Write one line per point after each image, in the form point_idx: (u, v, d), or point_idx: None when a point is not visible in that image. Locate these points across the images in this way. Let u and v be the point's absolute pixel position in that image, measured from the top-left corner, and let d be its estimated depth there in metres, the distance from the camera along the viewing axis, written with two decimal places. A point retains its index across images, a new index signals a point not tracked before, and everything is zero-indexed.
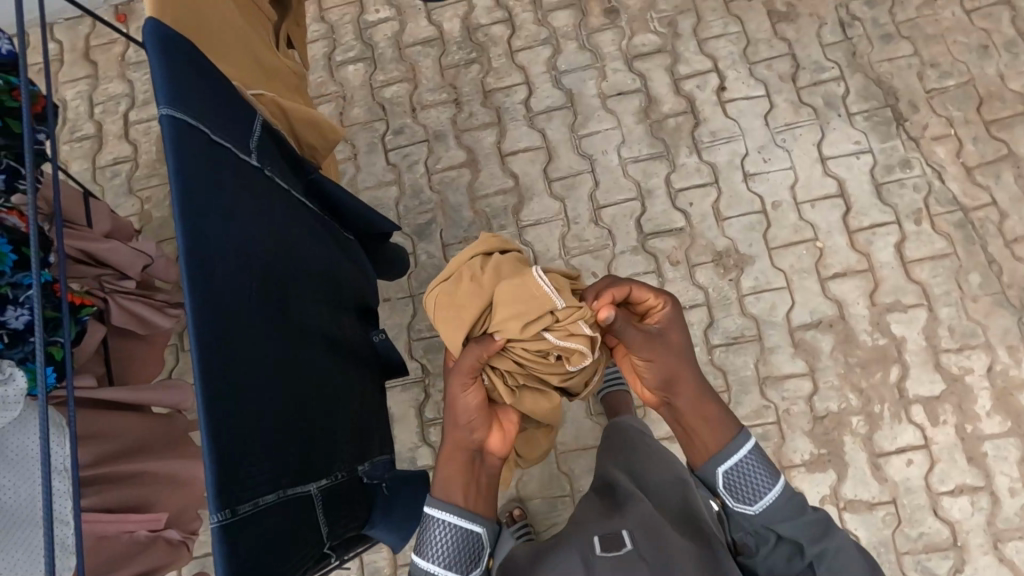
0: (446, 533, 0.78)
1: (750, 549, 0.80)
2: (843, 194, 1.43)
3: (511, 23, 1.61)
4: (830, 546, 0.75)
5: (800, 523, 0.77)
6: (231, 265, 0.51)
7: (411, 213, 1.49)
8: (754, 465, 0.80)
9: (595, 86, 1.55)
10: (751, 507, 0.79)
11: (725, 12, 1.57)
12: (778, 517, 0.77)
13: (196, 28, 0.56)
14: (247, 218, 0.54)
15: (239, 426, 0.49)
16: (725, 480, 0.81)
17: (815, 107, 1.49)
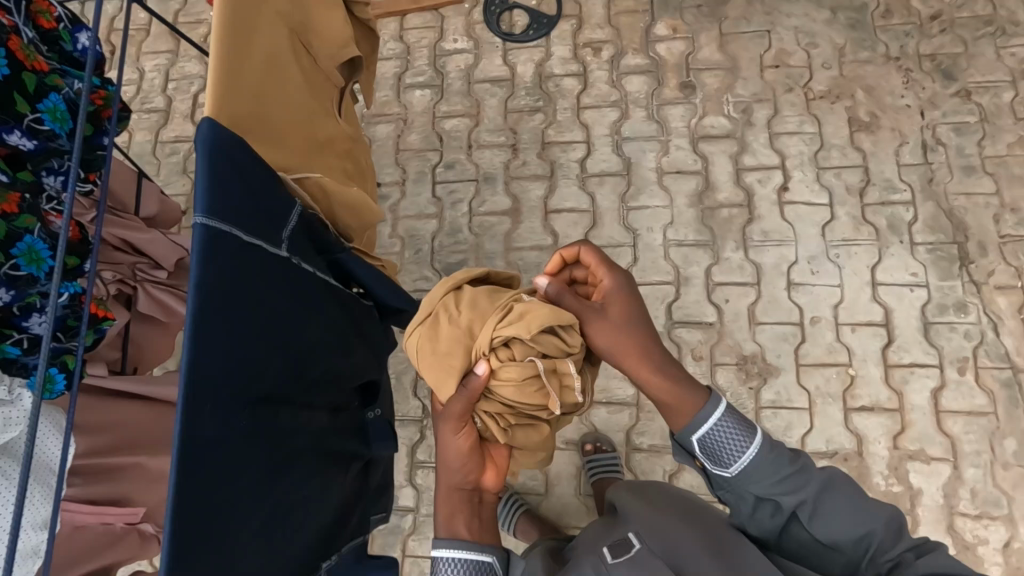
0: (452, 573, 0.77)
1: (735, 514, 0.76)
2: (888, 325, 1.36)
3: (584, 78, 1.59)
4: (812, 498, 0.71)
5: (787, 475, 0.72)
6: (227, 387, 0.53)
7: (445, 250, 1.48)
8: (730, 429, 0.74)
9: (654, 159, 1.51)
10: (732, 471, 0.74)
11: (804, 109, 1.52)
12: (767, 474, 0.72)
13: (253, 125, 0.60)
14: (259, 337, 0.57)
15: (203, 555, 0.49)
16: (702, 446, 0.76)
17: (877, 228, 1.42)
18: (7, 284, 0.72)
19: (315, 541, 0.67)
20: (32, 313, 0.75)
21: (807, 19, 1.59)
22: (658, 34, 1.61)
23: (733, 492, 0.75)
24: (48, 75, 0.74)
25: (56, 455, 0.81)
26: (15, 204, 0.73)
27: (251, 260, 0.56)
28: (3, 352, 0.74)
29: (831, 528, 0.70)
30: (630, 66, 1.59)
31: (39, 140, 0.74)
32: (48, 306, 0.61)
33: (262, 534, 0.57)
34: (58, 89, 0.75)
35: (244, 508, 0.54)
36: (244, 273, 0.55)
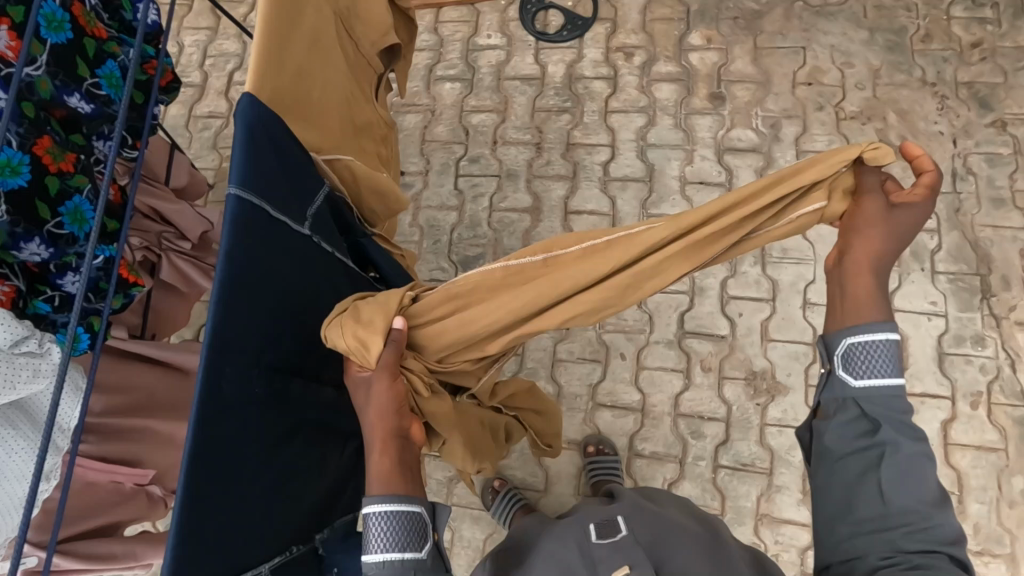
0: (382, 529, 0.66)
1: (824, 425, 0.70)
2: (902, 352, 1.35)
3: (614, 82, 1.60)
4: (907, 448, 0.65)
5: (900, 421, 0.66)
6: (245, 355, 0.54)
7: (463, 242, 1.50)
8: (883, 352, 0.67)
9: (678, 168, 1.51)
10: (857, 377, 0.68)
11: (833, 129, 1.51)
12: (877, 414, 0.67)
13: (291, 104, 0.62)
14: (277, 309, 0.59)
15: (211, 514, 0.51)
16: (846, 350, 0.68)
17: (899, 253, 1.41)
18: (48, 242, 0.75)
19: (311, 513, 0.69)
20: (68, 272, 0.78)
21: (844, 38, 1.58)
22: (692, 43, 1.61)
23: (838, 395, 0.70)
24: (107, 43, 0.78)
25: (73, 416, 0.84)
26: (71, 164, 0.75)
27: (276, 235, 0.57)
28: (35, 307, 0.77)
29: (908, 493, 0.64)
30: (661, 73, 1.59)
31: (96, 105, 0.78)
32: (83, 267, 0.65)
33: (264, 500, 0.59)
34: (115, 56, 0.80)
35: (251, 473, 0.56)
36: (269, 247, 0.56)
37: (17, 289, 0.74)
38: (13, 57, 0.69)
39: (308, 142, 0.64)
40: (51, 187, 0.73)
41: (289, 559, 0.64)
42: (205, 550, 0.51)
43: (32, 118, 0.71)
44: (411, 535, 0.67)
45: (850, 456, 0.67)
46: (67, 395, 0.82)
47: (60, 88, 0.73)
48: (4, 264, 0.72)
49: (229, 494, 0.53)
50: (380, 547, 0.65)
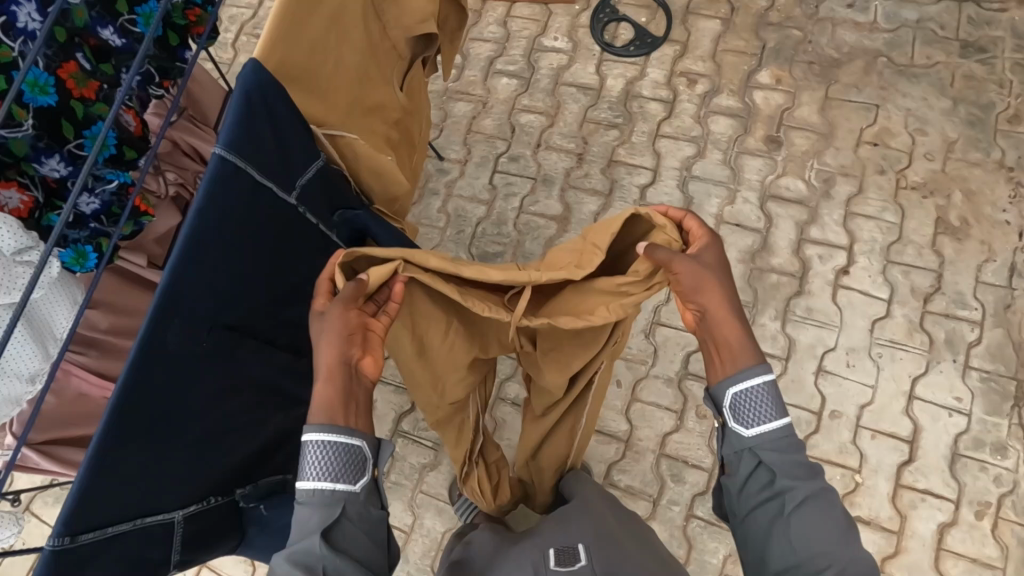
0: (318, 456, 0.68)
1: (732, 471, 0.80)
2: (913, 442, 1.27)
3: (671, 106, 1.56)
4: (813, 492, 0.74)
5: (798, 464, 0.76)
6: (195, 309, 0.58)
7: (485, 237, 1.50)
8: (763, 397, 0.77)
9: (717, 206, 1.46)
10: (750, 430, 0.78)
11: (890, 196, 1.43)
12: (777, 452, 0.76)
13: (297, 75, 0.63)
14: (237, 269, 0.61)
15: (124, 444, 0.54)
16: (732, 402, 0.79)
17: (932, 339, 1.33)
18: (67, 160, 0.77)
19: (242, 469, 0.70)
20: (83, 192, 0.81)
21: (923, 103, 1.49)
22: (759, 80, 1.55)
23: (735, 451, 0.79)
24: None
25: (61, 324, 0.84)
26: (93, 92, 0.78)
27: (253, 202, 0.60)
28: (49, 220, 0.79)
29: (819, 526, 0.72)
30: (721, 106, 1.55)
31: (128, 39, 0.81)
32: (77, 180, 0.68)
33: (195, 451, 0.63)
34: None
35: (182, 423, 0.60)
36: (249, 209, 0.60)
37: (35, 200, 0.77)
38: None
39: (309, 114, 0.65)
40: (76, 110, 0.76)
41: (209, 508, 0.66)
42: (106, 477, 0.54)
43: (63, 43, 0.74)
44: (348, 469, 0.69)
45: (753, 505, 0.77)
46: (58, 302, 0.84)
47: (95, 19, 0.77)
48: (24, 174, 0.75)
49: (147, 429, 0.56)
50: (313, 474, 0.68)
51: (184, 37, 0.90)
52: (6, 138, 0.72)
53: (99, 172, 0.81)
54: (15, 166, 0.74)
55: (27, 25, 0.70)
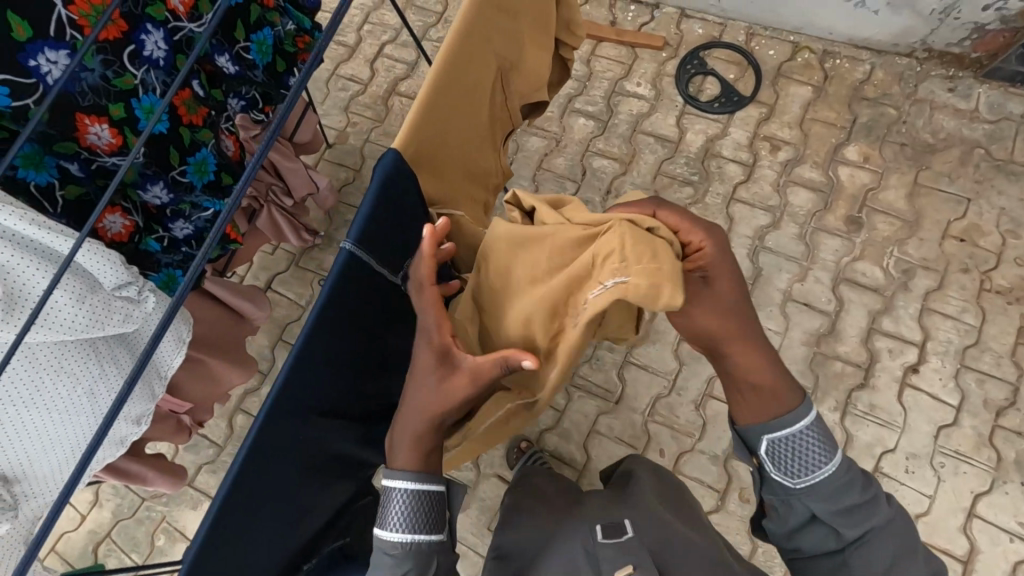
0: (402, 507, 0.64)
1: (776, 515, 0.73)
2: (967, 564, 1.20)
3: (750, 170, 1.51)
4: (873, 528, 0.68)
5: (850, 501, 0.68)
6: (300, 401, 0.58)
7: None
8: (811, 441, 0.69)
9: (787, 282, 1.41)
10: (796, 481, 0.70)
11: (972, 297, 1.36)
12: (830, 497, 0.69)
13: (427, 160, 0.62)
14: (346, 360, 0.62)
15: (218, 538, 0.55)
16: (769, 449, 0.71)
17: (1001, 457, 1.26)
18: (169, 186, 0.77)
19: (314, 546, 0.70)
20: (179, 218, 0.81)
21: (1019, 203, 1.42)
22: (846, 156, 1.50)
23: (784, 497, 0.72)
24: (269, 11, 0.84)
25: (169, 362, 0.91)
26: (200, 118, 0.79)
27: (370, 291, 0.61)
28: (146, 245, 0.79)
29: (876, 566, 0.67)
30: (802, 178, 1.49)
31: (240, 67, 0.82)
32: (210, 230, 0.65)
33: (280, 534, 0.62)
34: (272, 25, 0.86)
35: (272, 508, 0.59)
36: (365, 299, 0.60)
37: (135, 225, 0.76)
38: (183, 11, 0.72)
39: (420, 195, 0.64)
40: (182, 137, 0.77)
41: None
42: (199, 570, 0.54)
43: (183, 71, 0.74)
44: (433, 517, 0.66)
45: (810, 552, 0.71)
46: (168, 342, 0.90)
47: (215, 47, 0.78)
48: (127, 199, 0.74)
49: (240, 519, 0.57)
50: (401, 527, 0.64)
51: (291, 63, 0.91)
52: (118, 166, 0.71)
53: (200, 200, 0.81)
54: (120, 191, 0.73)
55: (152, 54, 0.70)
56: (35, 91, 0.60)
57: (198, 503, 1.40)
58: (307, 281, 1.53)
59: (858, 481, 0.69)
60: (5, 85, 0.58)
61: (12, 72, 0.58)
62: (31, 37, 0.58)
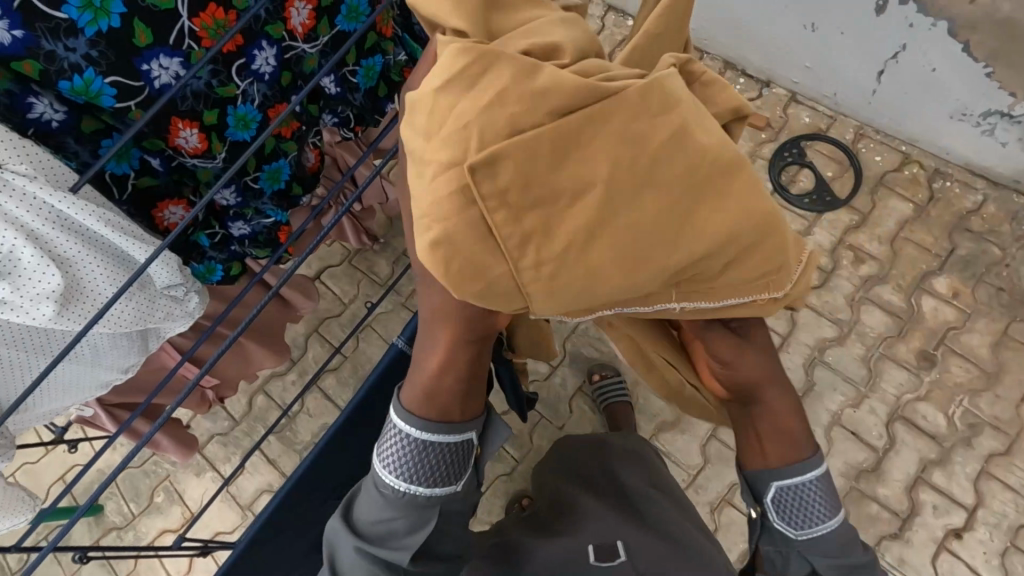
0: (399, 444, 0.68)
1: (772, 564, 0.75)
2: None
3: (827, 276, 1.44)
4: (862, 565, 0.72)
5: (838, 550, 0.71)
6: None
7: (585, 337, 1.45)
8: (816, 497, 0.70)
9: (838, 404, 1.33)
10: (797, 533, 0.71)
11: None
12: (830, 549, 0.71)
13: None
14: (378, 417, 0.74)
15: None
16: (775, 498, 0.71)
17: None
18: (239, 191, 0.78)
19: None
20: (240, 220, 0.81)
21: None
22: (935, 286, 1.40)
23: (779, 542, 0.73)
24: (385, 40, 0.86)
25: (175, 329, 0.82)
26: (290, 131, 0.80)
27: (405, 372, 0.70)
28: (199, 238, 0.79)
29: None
30: (881, 298, 1.40)
31: (342, 89, 0.83)
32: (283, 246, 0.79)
33: None
34: (384, 54, 0.87)
35: None
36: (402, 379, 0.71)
37: (195, 218, 0.76)
38: (301, 32, 0.73)
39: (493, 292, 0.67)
40: None
41: None
42: None
43: (285, 87, 0.74)
44: (426, 468, 0.69)
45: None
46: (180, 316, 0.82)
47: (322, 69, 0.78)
48: (196, 194, 0.74)
49: None
50: (388, 463, 0.69)
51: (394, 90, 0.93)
52: (197, 166, 0.71)
53: (263, 207, 0.82)
54: (193, 186, 0.73)
55: (260, 68, 0.70)
56: (141, 94, 0.58)
57: (202, 470, 1.44)
58: (356, 281, 1.54)
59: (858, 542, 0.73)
60: (114, 87, 0.56)
61: (125, 75, 0.56)
62: (151, 43, 0.57)
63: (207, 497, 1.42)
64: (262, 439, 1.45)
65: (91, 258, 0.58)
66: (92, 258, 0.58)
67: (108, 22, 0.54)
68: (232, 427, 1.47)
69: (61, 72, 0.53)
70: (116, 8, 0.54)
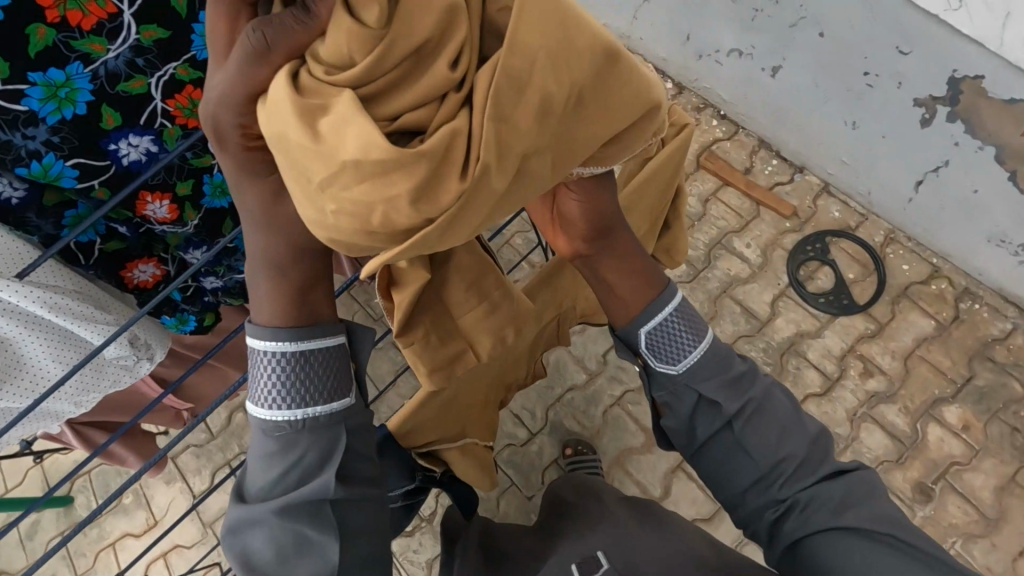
0: (275, 367, 0.59)
1: (672, 412, 0.69)
2: None
3: (832, 384, 1.37)
4: (757, 399, 0.67)
5: (724, 379, 0.68)
6: None
7: (570, 407, 1.42)
8: (677, 330, 0.69)
9: None
10: (677, 370, 0.68)
11: None
12: (708, 375, 0.68)
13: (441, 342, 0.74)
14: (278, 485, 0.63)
15: None
16: (648, 342, 0.70)
17: None
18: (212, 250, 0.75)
19: None
20: (212, 276, 0.78)
21: None
22: (944, 414, 1.32)
23: (674, 401, 0.69)
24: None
25: None
26: None
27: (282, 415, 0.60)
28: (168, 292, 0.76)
29: (761, 436, 0.66)
30: (884, 418, 1.33)
31: None
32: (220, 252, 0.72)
33: None
34: None
35: None
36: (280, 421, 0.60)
37: (165, 273, 0.72)
38: None
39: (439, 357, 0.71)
40: None
41: None
42: None
43: None
44: (309, 380, 0.60)
45: (707, 440, 0.68)
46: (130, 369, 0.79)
47: None
48: (167, 251, 0.71)
49: None
50: (269, 394, 0.59)
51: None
52: (167, 232, 0.68)
53: (236, 265, 0.78)
54: (162, 244, 0.70)
55: None
56: (106, 174, 0.57)
57: (172, 480, 1.44)
58: None
59: (733, 355, 0.70)
60: (76, 168, 0.55)
61: (89, 156, 0.55)
62: (119, 124, 0.55)
63: (172, 508, 1.42)
64: (234, 457, 1.45)
65: (33, 338, 0.57)
66: (36, 337, 0.57)
67: (73, 109, 0.52)
68: (207, 440, 1.47)
69: (17, 159, 0.52)
70: (82, 96, 0.52)
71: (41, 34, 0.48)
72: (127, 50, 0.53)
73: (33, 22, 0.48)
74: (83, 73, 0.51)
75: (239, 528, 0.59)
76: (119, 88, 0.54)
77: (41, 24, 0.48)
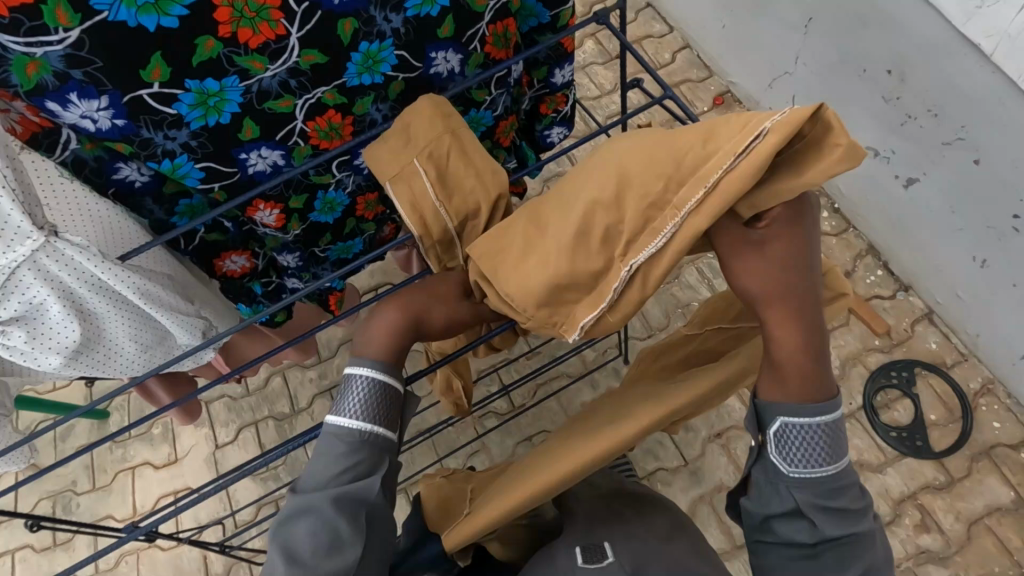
0: (362, 394, 0.62)
1: (758, 497, 0.65)
2: None
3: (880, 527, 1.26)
4: (856, 529, 0.63)
5: (834, 501, 0.62)
6: None
7: None
8: (818, 439, 0.61)
9: None
10: (791, 469, 0.62)
11: None
12: (820, 492, 0.62)
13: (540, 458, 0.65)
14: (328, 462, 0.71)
15: None
16: (781, 431, 0.61)
17: None
18: (302, 257, 0.76)
19: None
20: (297, 280, 0.79)
21: None
22: None
23: (766, 482, 0.64)
24: (499, 149, 0.80)
25: None
26: (374, 214, 0.77)
27: None
28: (252, 284, 0.76)
29: (835, 563, 0.64)
30: None
31: None
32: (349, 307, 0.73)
33: None
34: (493, 160, 0.81)
35: None
36: None
37: (253, 267, 0.74)
38: None
39: (509, 497, 0.61)
40: (345, 227, 0.76)
41: None
42: None
43: (380, 178, 0.73)
44: (386, 412, 0.63)
45: (782, 544, 0.65)
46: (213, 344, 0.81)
47: None
48: (261, 247, 0.72)
49: None
50: (354, 413, 0.62)
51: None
52: (267, 233, 0.70)
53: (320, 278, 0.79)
54: (259, 239, 0.71)
55: (363, 163, 0.69)
56: (229, 178, 0.58)
57: (201, 424, 1.48)
58: None
59: (853, 487, 0.64)
60: (203, 170, 0.56)
61: (220, 162, 0.57)
62: (256, 137, 0.56)
63: (195, 451, 1.46)
64: (262, 420, 1.48)
65: (122, 320, 0.57)
66: (121, 319, 0.57)
67: (216, 117, 0.53)
68: (240, 395, 1.50)
69: (152, 155, 0.53)
70: (229, 108, 0.53)
71: (208, 47, 0.48)
72: (283, 71, 0.53)
73: (204, 34, 0.48)
74: (236, 87, 0.52)
75: (291, 519, 0.61)
76: (266, 105, 0.54)
77: (211, 37, 0.48)
